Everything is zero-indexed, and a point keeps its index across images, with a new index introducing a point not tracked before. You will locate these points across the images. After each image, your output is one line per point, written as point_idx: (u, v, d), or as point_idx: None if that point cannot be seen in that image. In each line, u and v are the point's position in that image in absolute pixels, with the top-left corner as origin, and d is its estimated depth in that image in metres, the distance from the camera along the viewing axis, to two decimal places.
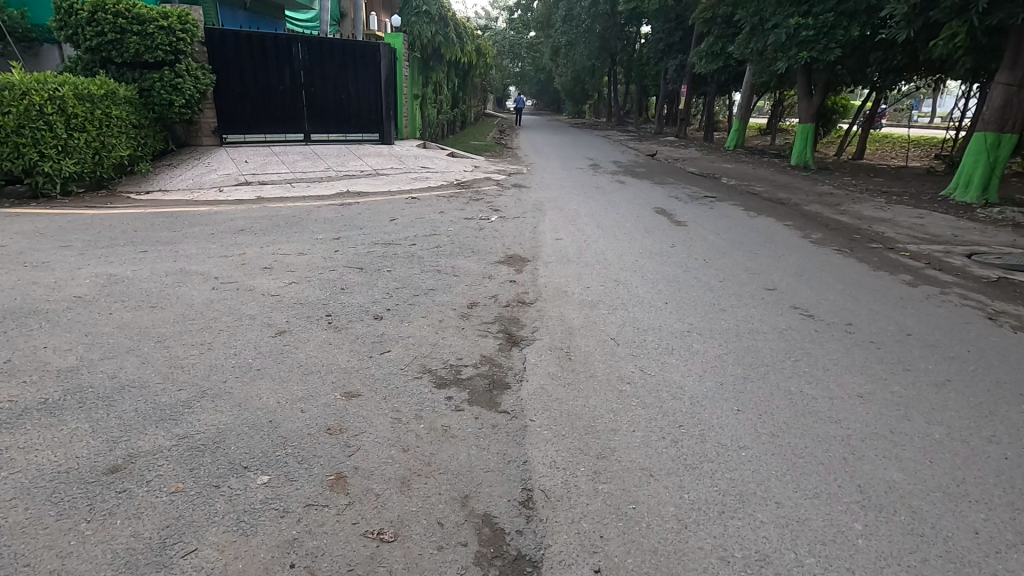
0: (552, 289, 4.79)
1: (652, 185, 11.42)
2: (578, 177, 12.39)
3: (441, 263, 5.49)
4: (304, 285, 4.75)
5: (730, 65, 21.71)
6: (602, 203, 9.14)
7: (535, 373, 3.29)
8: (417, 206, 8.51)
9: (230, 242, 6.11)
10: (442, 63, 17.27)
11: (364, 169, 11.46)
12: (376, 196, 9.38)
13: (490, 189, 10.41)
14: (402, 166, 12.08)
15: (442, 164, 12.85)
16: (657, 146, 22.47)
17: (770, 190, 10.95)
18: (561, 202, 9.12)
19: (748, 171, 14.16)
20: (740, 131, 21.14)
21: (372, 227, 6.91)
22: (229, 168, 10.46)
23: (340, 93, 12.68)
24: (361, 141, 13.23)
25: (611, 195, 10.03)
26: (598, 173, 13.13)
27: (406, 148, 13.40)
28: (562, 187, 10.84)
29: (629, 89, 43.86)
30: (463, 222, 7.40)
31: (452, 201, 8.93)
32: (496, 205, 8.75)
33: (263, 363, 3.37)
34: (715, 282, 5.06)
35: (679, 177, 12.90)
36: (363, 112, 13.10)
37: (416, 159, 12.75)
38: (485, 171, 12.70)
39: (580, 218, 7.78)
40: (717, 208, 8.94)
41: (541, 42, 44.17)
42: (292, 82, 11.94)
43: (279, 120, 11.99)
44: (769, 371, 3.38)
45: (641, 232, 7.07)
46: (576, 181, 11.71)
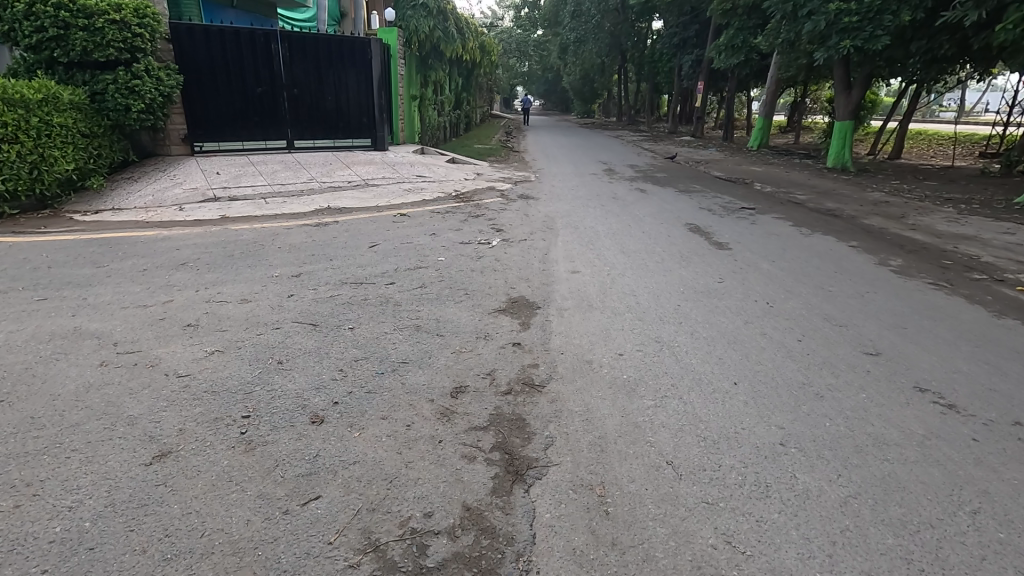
0: (570, 359, 3.47)
1: (677, 193, 10.04)
2: (593, 184, 11.07)
3: (422, 313, 4.19)
4: (229, 356, 3.46)
5: (752, 59, 20.25)
6: (623, 218, 7.78)
7: (552, 559, 1.96)
8: (405, 225, 7.22)
9: (159, 283, 4.84)
10: (442, 62, 15.97)
11: (352, 180, 10.22)
12: (360, 212, 8.09)
13: (493, 202, 9.10)
14: (395, 175, 10.80)
15: (441, 172, 11.56)
16: (673, 147, 20.98)
17: (815, 198, 9.54)
18: (574, 217, 7.78)
19: (781, 175, 12.75)
20: (763, 130, 19.67)
21: (344, 258, 5.62)
22: (197, 181, 9.23)
23: (327, 94, 11.40)
24: (351, 147, 11.95)
25: (632, 207, 8.68)
26: (614, 180, 11.79)
27: (401, 154, 12.12)
28: (575, 198, 9.50)
29: (641, 87, 42.40)
30: (458, 248, 6.10)
31: (446, 218, 7.61)
32: (498, 223, 7.42)
33: (104, 531, 2.06)
34: (793, 344, 3.70)
35: (705, 183, 11.51)
36: (353, 115, 11.83)
37: (411, 167, 11.47)
38: (488, 180, 11.41)
39: (600, 241, 6.45)
40: (759, 223, 7.58)
41: (549, 40, 42.70)
42: (271, 83, 10.69)
43: (257, 126, 10.75)
44: (939, 541, 2.03)
45: (677, 259, 5.72)
46: (591, 189, 10.37)
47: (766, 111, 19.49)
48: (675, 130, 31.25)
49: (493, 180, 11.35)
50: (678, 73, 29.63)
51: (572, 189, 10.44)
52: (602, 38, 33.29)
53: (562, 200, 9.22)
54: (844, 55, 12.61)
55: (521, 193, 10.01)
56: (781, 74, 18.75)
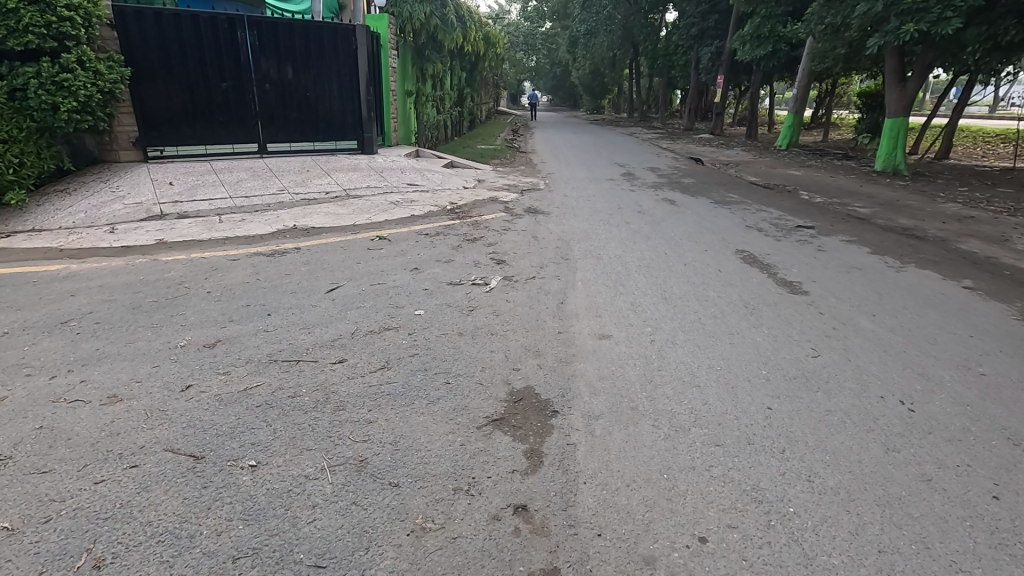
0: (615, 553, 1.98)
1: (713, 206, 8.48)
2: (612, 193, 9.55)
3: (376, 427, 2.72)
4: (17, 545, 1.98)
5: (780, 49, 18.61)
6: (655, 243, 6.26)
7: None
8: (382, 254, 5.72)
9: (8, 360, 3.36)
10: (441, 54, 14.43)
11: (331, 191, 8.76)
12: (331, 233, 6.62)
13: (495, 217, 7.60)
14: (383, 183, 9.34)
15: (437, 180, 10.06)
16: (693, 146, 19.37)
17: (880, 212, 7.99)
18: (593, 241, 6.28)
19: (825, 181, 11.17)
20: (793, 128, 18.03)
21: (287, 312, 4.13)
22: (144, 193, 7.77)
23: (305, 90, 9.92)
24: (334, 151, 10.49)
25: (664, 225, 7.13)
26: (636, 187, 10.27)
27: (391, 158, 10.63)
28: (593, 211, 7.97)
29: (653, 83, 40.70)
30: (445, 292, 4.61)
31: (436, 244, 6.11)
32: (499, 249, 5.92)
33: None
34: (991, 508, 2.19)
35: (742, 191, 9.95)
36: (336, 114, 10.35)
37: (403, 173, 9.98)
38: (491, 188, 9.94)
39: (630, 280, 4.93)
40: (828, 250, 6.05)
41: (557, 32, 40.96)
42: (239, 78, 9.22)
43: (223, 127, 9.28)
44: None
45: (740, 312, 4.20)
46: (610, 200, 8.86)
47: (795, 106, 17.81)
48: (692, 126, 29.56)
49: (497, 189, 9.88)
50: (696, 66, 27.91)
51: (586, 199, 8.97)
52: (613, 30, 31.62)
53: (576, 215, 7.70)
54: (900, 42, 10.99)
55: (528, 205, 8.52)
56: (814, 66, 17.06)
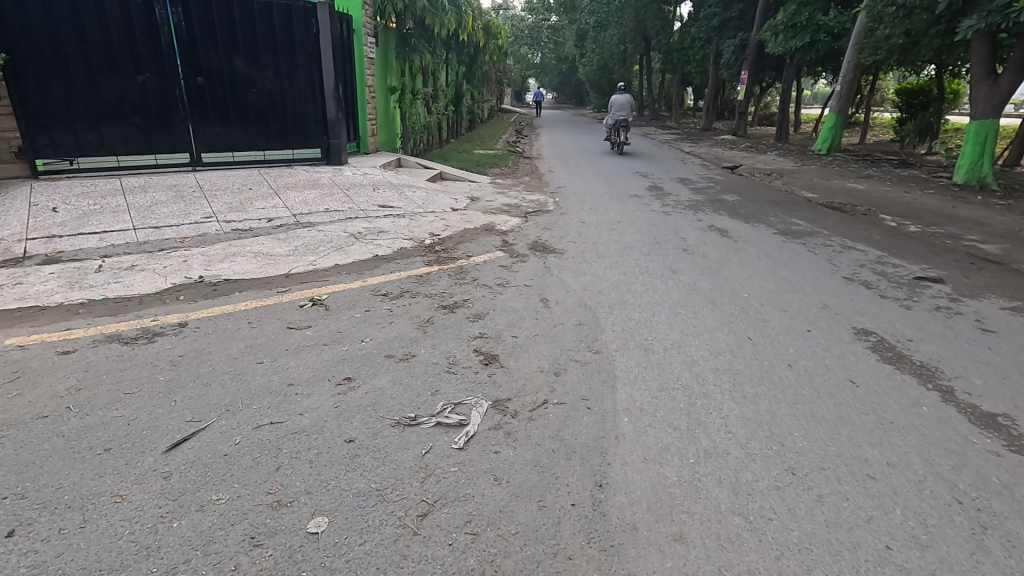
0: None
1: (780, 239, 6.36)
2: (641, 216, 7.49)
3: None
4: None
5: (820, 39, 16.44)
6: (725, 314, 4.16)
7: None
8: (305, 343, 3.63)
9: None
10: (433, 44, 12.32)
11: (276, 217, 6.72)
12: (246, 294, 4.54)
13: (488, 260, 5.52)
14: (347, 206, 7.28)
15: (418, 197, 7.99)
16: (719, 150, 17.19)
17: (1011, 251, 5.91)
18: (632, 311, 4.19)
19: (901, 197, 9.05)
20: (834, 129, 15.89)
21: (50, 527, 2.05)
22: (12, 224, 5.70)
23: (251, 85, 7.82)
24: (292, 161, 8.39)
25: (726, 276, 5.03)
26: (670, 207, 8.20)
27: (362, 170, 8.55)
28: (622, 250, 5.86)
29: (664, 80, 38.57)
30: (385, 451, 2.53)
31: (395, 318, 4.04)
32: (489, 330, 3.84)
33: None
34: None
35: (805, 213, 7.85)
36: (292, 116, 8.26)
37: (374, 190, 7.91)
38: (486, 210, 7.86)
39: (712, 412, 2.84)
40: (994, 328, 3.96)
41: (564, 25, 38.70)
42: (160, 69, 7.09)
43: (142, 131, 7.18)
44: None
45: (961, 525, 2.10)
46: (640, 229, 6.76)
47: (837, 105, 15.66)
48: (710, 125, 27.34)
49: (494, 211, 7.83)
50: (716, 61, 25.70)
51: (609, 227, 6.87)
52: (624, 22, 29.44)
53: (600, 257, 5.61)
54: (1000, 25, 8.86)
55: (534, 237, 6.44)
56: (861, 59, 14.90)
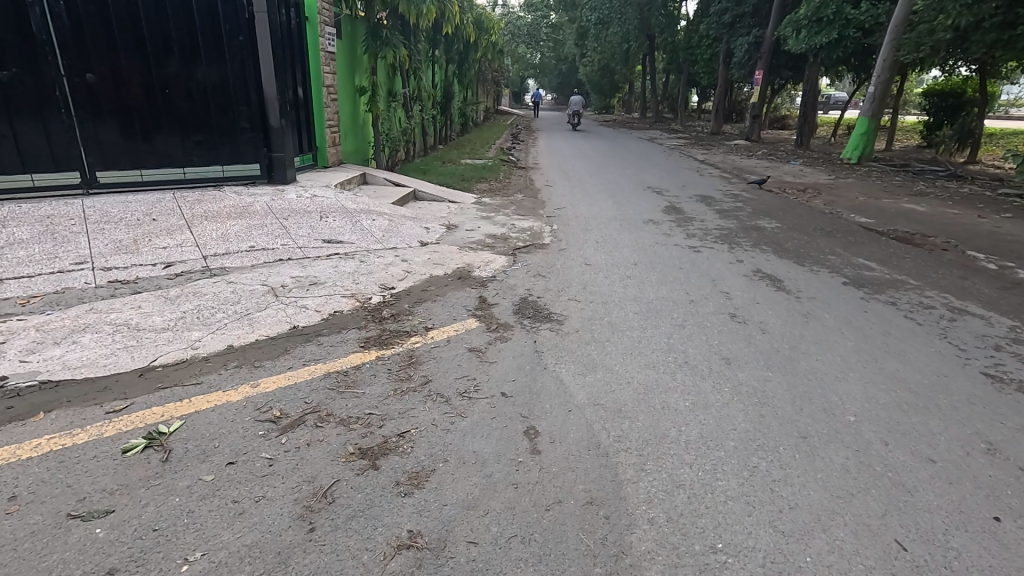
0: None
1: (857, 296, 4.67)
2: (663, 255, 5.79)
3: None
4: None
5: (848, 35, 14.74)
6: (839, 476, 2.43)
7: None
8: (70, 574, 1.91)
9: None
10: (410, 39, 10.60)
11: (177, 261, 5.02)
12: (54, 418, 2.83)
13: (453, 338, 3.82)
14: (279, 242, 5.59)
15: (376, 227, 6.28)
16: (735, 157, 15.52)
17: None
18: (677, 468, 2.48)
19: (978, 224, 7.35)
20: (866, 136, 14.21)
21: None
22: None
23: (163, 83, 6.12)
24: (221, 179, 6.67)
25: (808, 375, 3.32)
26: (697, 240, 6.50)
27: (311, 191, 6.84)
28: (644, 319, 4.15)
29: (669, 81, 36.91)
30: None
31: (268, 491, 2.32)
32: (427, 527, 2.13)
33: None
34: None
35: (870, 249, 6.15)
36: (220, 123, 6.55)
37: (320, 219, 6.21)
38: (464, 245, 6.18)
39: None
40: None
41: (564, 23, 37.00)
42: (32, 62, 5.38)
43: (10, 143, 5.48)
44: None
45: None
46: (664, 278, 5.05)
47: (869, 110, 13.88)
48: (719, 129, 25.65)
49: (473, 246, 6.14)
50: (726, 60, 24.02)
51: (622, 274, 5.17)
52: (628, 20, 27.80)
53: (615, 333, 3.90)
54: None
55: (523, 291, 4.74)
56: (899, 56, 13.19)
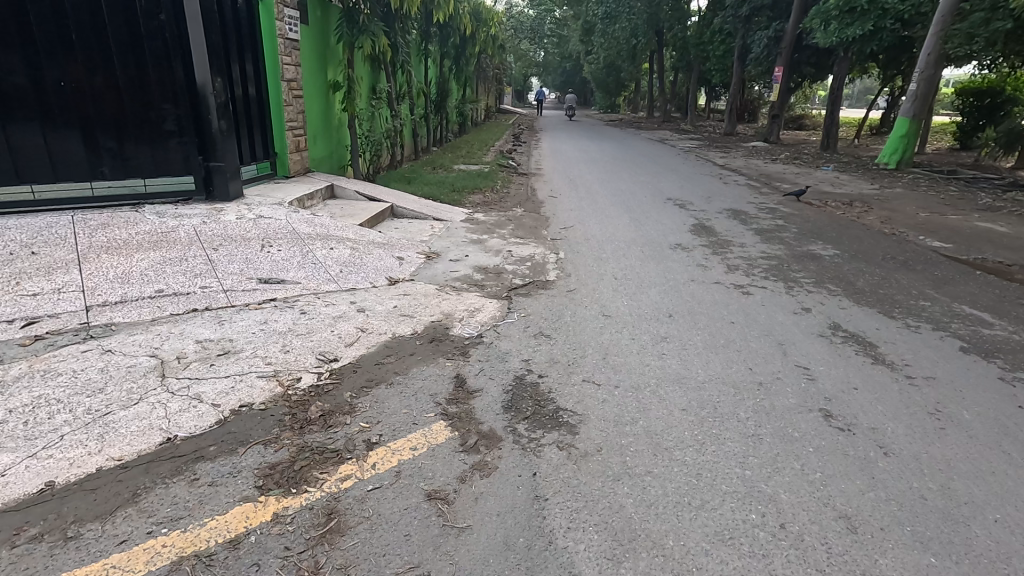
0: None
1: (988, 374, 3.30)
2: (702, 301, 4.43)
3: None
4: None
5: (884, 27, 13.34)
6: None
7: None
8: None
9: None
10: (394, 27, 9.22)
11: (43, 316, 3.66)
12: None
13: (404, 465, 2.46)
14: (197, 284, 4.24)
15: (333, 259, 4.92)
16: (757, 162, 14.15)
17: None
18: None
19: None
20: (905, 139, 12.81)
21: None
22: None
23: (59, 71, 4.73)
24: (142, 196, 5.31)
25: (993, 566, 1.95)
26: (741, 275, 5.14)
27: (257, 210, 5.49)
28: (695, 424, 2.79)
29: (678, 80, 35.55)
30: None
31: None
32: None
33: None
34: None
35: (967, 290, 4.78)
36: (139, 127, 5.19)
37: (261, 248, 4.86)
38: (445, 282, 4.83)
39: None
40: None
41: (570, 18, 35.63)
42: None
43: None
44: None
45: None
46: (711, 342, 3.69)
47: (910, 112, 12.45)
48: (732, 130, 24.25)
49: (457, 283, 4.78)
50: (742, 56, 22.63)
51: (653, 334, 3.82)
52: (637, 14, 26.50)
53: (654, 455, 2.55)
54: None
55: (518, 364, 3.39)
56: (947, 50, 11.78)
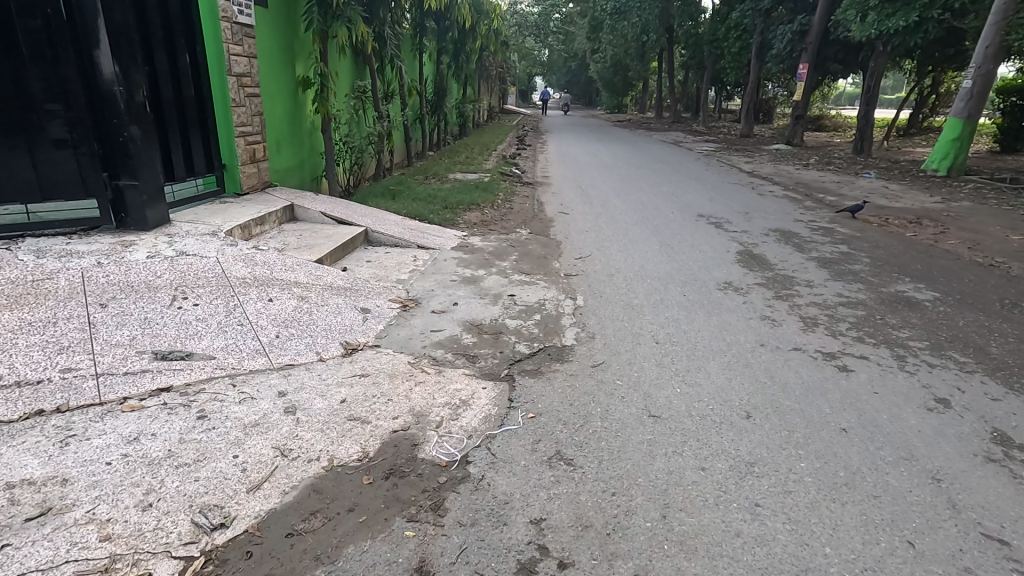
0: None
1: None
2: (788, 388, 3.08)
3: None
4: None
5: (931, 18, 11.98)
6: None
7: None
8: None
9: None
10: (377, 15, 7.86)
11: None
12: None
13: None
14: (56, 366, 2.90)
15: (269, 316, 3.59)
16: (787, 168, 12.79)
17: None
18: None
19: None
20: (956, 143, 11.40)
21: None
22: None
23: None
24: (25, 227, 4.04)
25: None
26: (825, 336, 3.79)
27: (179, 244, 4.16)
28: None
29: (689, 80, 34.22)
30: None
31: None
32: None
33: None
34: None
35: None
36: (19, 132, 3.91)
37: (169, 303, 3.53)
38: (422, 349, 3.50)
39: None
40: None
41: (577, 13, 34.41)
42: None
43: None
44: None
45: None
46: (828, 482, 2.34)
47: (965, 112, 11.02)
48: (750, 132, 22.87)
49: (439, 352, 3.45)
50: (762, 52, 21.27)
51: (729, 459, 2.48)
52: (648, 9, 25.23)
53: None
54: None
55: (522, 533, 2.06)
56: (1010, 42, 10.38)
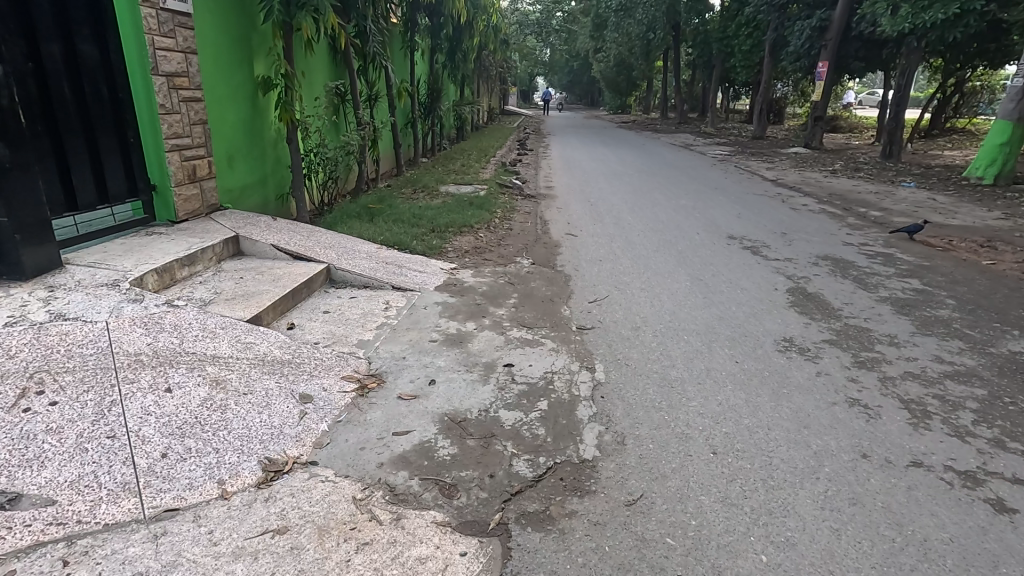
0: None
1: None
2: (934, 557, 1.98)
3: None
4: None
5: (974, 9, 10.87)
6: None
7: None
8: None
9: None
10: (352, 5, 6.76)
11: None
12: None
13: None
14: None
15: (158, 420, 2.49)
16: (813, 175, 11.70)
17: None
18: None
19: None
20: (1004, 147, 10.19)
21: None
22: None
23: None
24: None
25: None
26: (949, 438, 2.69)
27: (58, 303, 3.07)
28: None
29: (696, 80, 33.15)
30: None
31: None
32: None
33: None
34: None
35: None
36: None
37: (11, 402, 2.42)
38: (376, 471, 2.41)
39: None
40: None
41: (580, 10, 33.25)
42: None
43: None
44: None
45: None
46: None
47: (1015, 113, 9.93)
48: (762, 134, 21.77)
49: (400, 479, 2.36)
50: (776, 50, 20.18)
51: None
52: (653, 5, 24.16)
53: None
54: None
55: None
56: None
